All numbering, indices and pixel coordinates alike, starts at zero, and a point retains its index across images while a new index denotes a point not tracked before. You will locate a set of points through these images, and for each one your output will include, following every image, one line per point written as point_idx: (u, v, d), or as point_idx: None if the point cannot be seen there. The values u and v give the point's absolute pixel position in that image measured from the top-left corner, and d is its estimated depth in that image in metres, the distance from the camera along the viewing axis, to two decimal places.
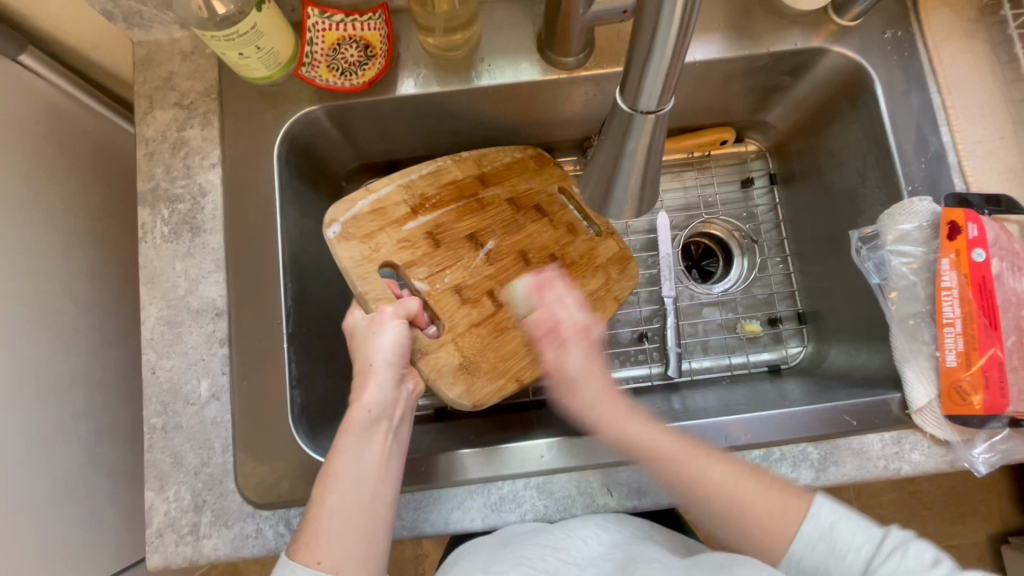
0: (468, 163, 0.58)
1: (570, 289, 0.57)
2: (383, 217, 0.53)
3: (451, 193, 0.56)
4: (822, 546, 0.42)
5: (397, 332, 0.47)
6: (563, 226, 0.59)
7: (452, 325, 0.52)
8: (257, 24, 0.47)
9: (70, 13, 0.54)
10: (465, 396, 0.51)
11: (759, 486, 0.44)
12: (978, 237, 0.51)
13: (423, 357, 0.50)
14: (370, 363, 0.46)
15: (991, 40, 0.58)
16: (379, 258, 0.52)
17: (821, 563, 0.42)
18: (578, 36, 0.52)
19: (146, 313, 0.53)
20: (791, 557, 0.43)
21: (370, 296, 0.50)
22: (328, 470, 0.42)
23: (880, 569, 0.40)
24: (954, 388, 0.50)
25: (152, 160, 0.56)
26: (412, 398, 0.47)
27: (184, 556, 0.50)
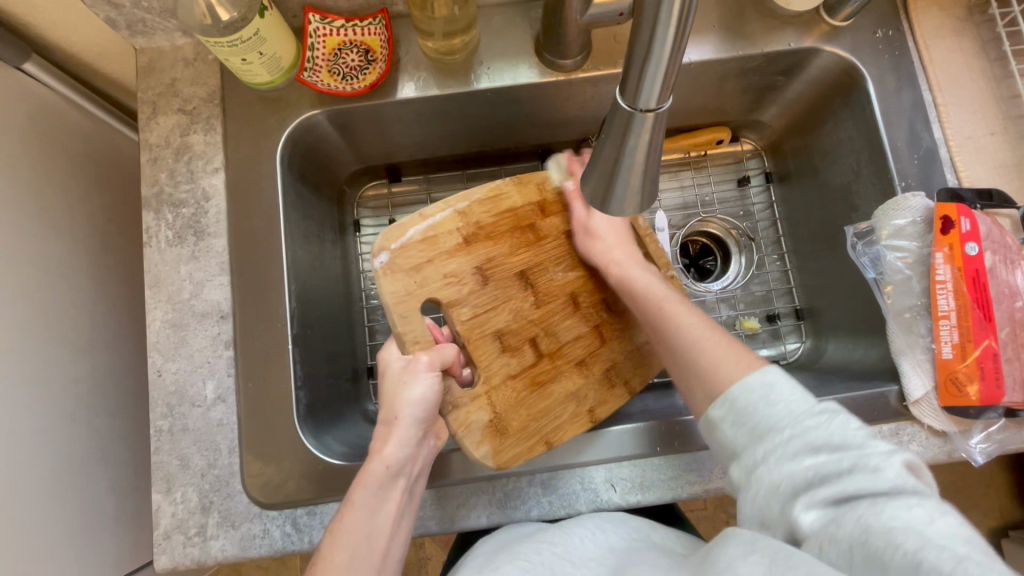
0: (529, 188, 0.56)
1: (614, 338, 0.56)
2: (434, 246, 0.51)
3: (508, 222, 0.54)
4: (757, 398, 0.40)
5: (429, 385, 0.46)
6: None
7: (489, 376, 0.51)
8: (259, 30, 0.48)
9: (73, 22, 0.55)
10: (491, 455, 0.49)
11: (727, 349, 0.45)
12: (971, 232, 0.52)
13: (455, 410, 0.49)
14: (396, 416, 0.45)
15: (980, 38, 0.59)
16: (425, 293, 0.50)
17: (751, 409, 0.40)
18: (577, 38, 0.53)
19: (152, 317, 0.54)
20: (728, 393, 0.42)
21: (409, 337, 0.49)
22: (339, 523, 0.43)
23: (800, 423, 0.38)
24: (950, 379, 0.51)
25: (156, 166, 0.56)
26: (429, 455, 0.48)
27: (191, 557, 0.50)
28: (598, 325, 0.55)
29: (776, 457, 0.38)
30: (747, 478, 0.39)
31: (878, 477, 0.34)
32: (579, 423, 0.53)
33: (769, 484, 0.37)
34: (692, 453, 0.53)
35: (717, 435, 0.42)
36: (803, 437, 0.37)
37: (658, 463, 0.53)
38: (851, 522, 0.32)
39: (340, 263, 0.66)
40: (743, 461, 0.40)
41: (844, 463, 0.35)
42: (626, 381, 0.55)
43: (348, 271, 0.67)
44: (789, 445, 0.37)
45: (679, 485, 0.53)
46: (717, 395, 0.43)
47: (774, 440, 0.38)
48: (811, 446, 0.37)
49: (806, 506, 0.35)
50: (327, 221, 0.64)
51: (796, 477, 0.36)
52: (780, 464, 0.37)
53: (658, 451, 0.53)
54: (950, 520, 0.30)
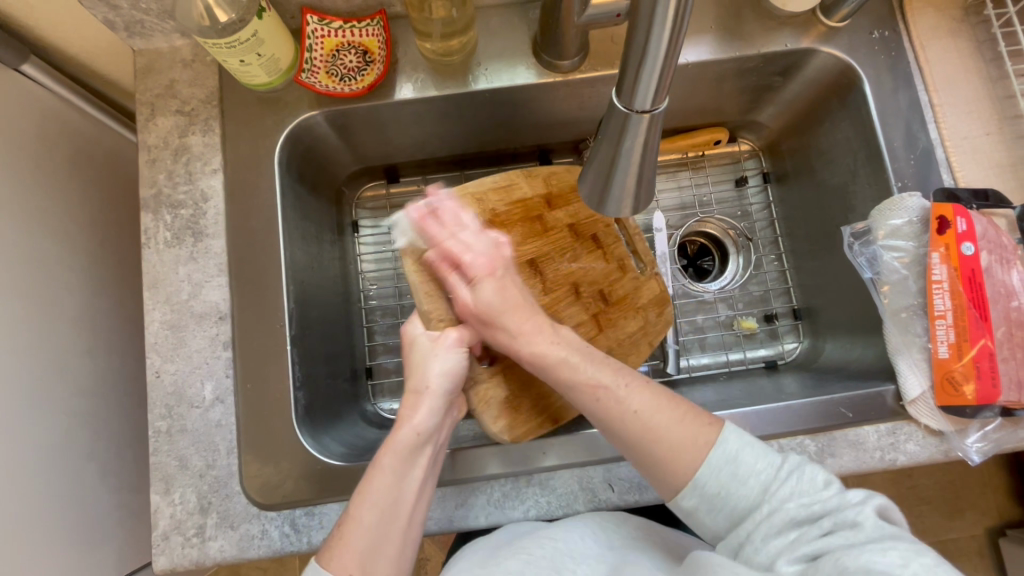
0: (538, 180, 0.57)
1: (612, 329, 0.56)
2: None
3: (518, 211, 0.56)
4: (732, 475, 0.41)
5: (455, 358, 0.48)
6: (615, 262, 0.58)
7: (504, 356, 0.54)
8: (257, 32, 0.48)
9: (71, 23, 0.55)
10: (506, 431, 0.53)
11: (678, 415, 0.43)
12: (967, 231, 0.52)
13: (475, 386, 0.53)
14: (427, 384, 0.47)
15: (976, 39, 0.59)
16: (444, 277, 0.52)
17: (725, 487, 0.41)
18: (575, 38, 0.53)
19: (150, 318, 0.54)
20: (695, 481, 0.41)
21: (434, 315, 0.51)
22: (367, 484, 0.43)
23: (776, 492, 0.39)
24: (947, 378, 0.51)
25: (154, 167, 0.56)
26: (451, 425, 0.49)
27: (190, 558, 0.50)
28: (596, 315, 0.56)
29: (760, 535, 0.39)
30: (738, 556, 0.40)
31: (857, 529, 0.35)
32: (578, 403, 0.55)
33: (757, 558, 0.38)
34: None
35: (700, 523, 0.43)
36: (780, 505, 0.39)
37: None
38: (831, 568, 0.34)
39: (339, 263, 0.66)
40: (730, 543, 0.40)
41: (823, 523, 0.37)
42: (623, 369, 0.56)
43: (346, 272, 0.67)
44: (769, 519, 0.39)
45: None
46: (682, 488, 0.42)
47: (755, 518, 0.39)
48: (793, 518, 0.38)
49: (790, 564, 0.36)
50: (325, 222, 0.65)
51: (780, 549, 0.37)
52: (764, 538, 0.38)
53: None
54: (926, 561, 0.32)
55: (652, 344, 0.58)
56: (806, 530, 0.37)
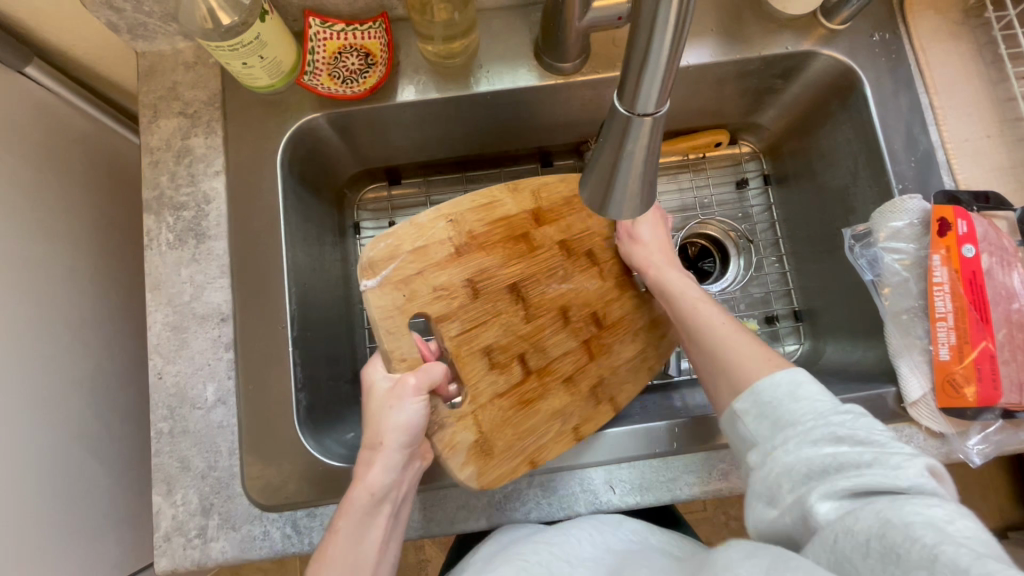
0: (523, 196, 0.55)
1: (603, 356, 0.55)
2: (425, 257, 0.50)
3: (500, 231, 0.53)
4: (784, 392, 0.41)
5: (415, 409, 0.45)
6: (611, 280, 0.57)
7: (476, 394, 0.50)
8: (260, 34, 0.49)
9: (74, 26, 0.55)
10: (475, 477, 0.49)
11: (754, 348, 0.47)
12: (968, 234, 0.52)
13: (440, 431, 0.48)
14: (381, 440, 0.45)
15: (977, 41, 0.59)
16: (412, 308, 0.49)
17: (778, 399, 0.41)
18: (576, 42, 0.53)
19: (152, 319, 0.54)
20: (755, 387, 0.43)
21: (395, 354, 0.47)
22: (323, 551, 0.43)
23: (826, 421, 0.38)
24: (948, 380, 0.51)
25: (157, 169, 0.56)
26: (415, 476, 0.48)
27: (191, 559, 0.50)
28: (587, 341, 0.55)
29: (795, 446, 0.38)
30: (763, 462, 0.40)
31: (900, 474, 0.34)
32: (564, 441, 0.52)
33: (785, 468, 0.38)
34: (691, 454, 0.53)
35: (739, 427, 0.43)
36: (824, 427, 0.38)
37: (657, 465, 0.53)
38: (866, 511, 0.33)
39: (340, 265, 0.66)
40: (761, 447, 0.40)
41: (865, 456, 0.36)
42: (613, 398, 0.55)
43: (348, 273, 0.67)
44: (809, 434, 0.38)
45: (678, 486, 0.53)
46: (742, 389, 0.44)
47: (796, 432, 0.39)
48: (834, 443, 0.37)
49: (821, 494, 0.36)
50: (326, 223, 0.65)
51: (814, 464, 0.37)
52: (796, 451, 0.38)
53: (657, 453, 0.53)
54: (968, 522, 0.30)
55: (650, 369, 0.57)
56: (846, 459, 0.36)
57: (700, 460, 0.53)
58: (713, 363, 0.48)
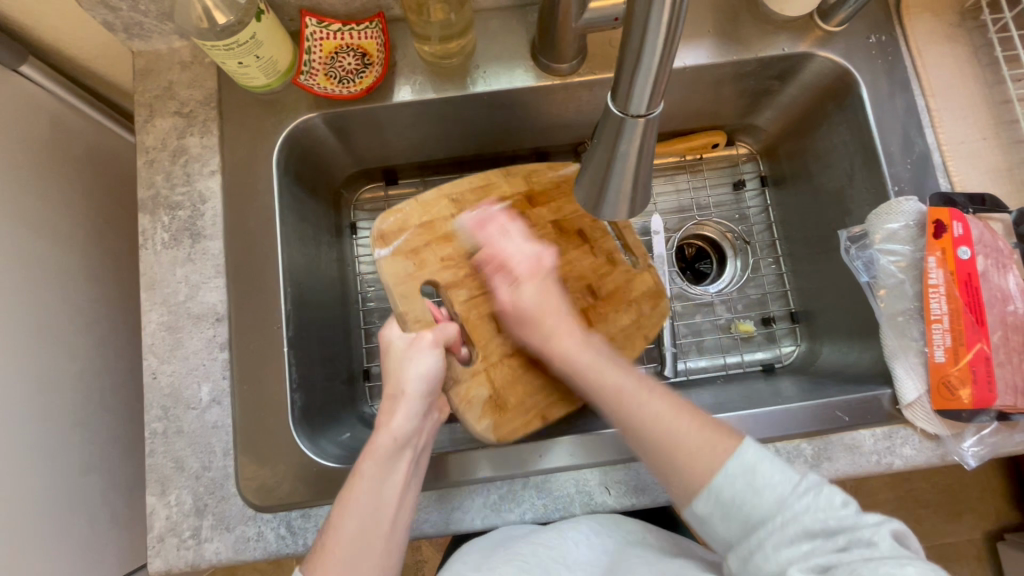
0: (517, 178, 0.58)
1: (601, 324, 0.56)
2: (432, 232, 0.55)
3: (498, 210, 0.57)
4: (743, 486, 0.41)
5: (433, 359, 0.48)
6: (603, 255, 0.58)
7: (486, 354, 0.53)
8: (256, 33, 0.49)
9: (70, 25, 0.55)
10: (491, 430, 0.52)
11: (686, 418, 0.45)
12: (964, 236, 0.52)
13: (456, 385, 0.52)
14: (401, 388, 0.47)
15: (972, 44, 0.59)
16: (422, 276, 0.53)
17: (738, 496, 0.41)
18: (572, 42, 0.53)
19: (148, 319, 0.54)
20: (711, 488, 0.42)
21: (410, 316, 0.51)
22: (348, 493, 0.43)
23: (792, 508, 0.39)
24: (943, 382, 0.51)
25: (152, 168, 0.56)
26: (432, 429, 0.49)
27: (186, 559, 0.50)
28: (584, 311, 0.56)
29: (772, 544, 0.39)
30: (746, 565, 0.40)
31: (872, 546, 0.36)
32: (571, 400, 0.55)
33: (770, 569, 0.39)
34: None
35: (709, 528, 0.43)
36: (792, 516, 0.39)
37: None
38: None
39: (337, 266, 0.66)
40: (739, 551, 0.41)
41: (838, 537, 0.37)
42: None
43: (344, 274, 0.67)
44: (782, 530, 0.39)
45: None
46: (697, 492, 0.42)
47: (767, 528, 0.39)
48: (807, 531, 0.38)
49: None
50: (323, 223, 0.65)
51: (796, 557, 0.38)
52: (774, 548, 0.39)
53: None
54: None
55: (648, 337, 0.57)
56: (821, 543, 0.37)
57: None
58: (652, 456, 0.45)
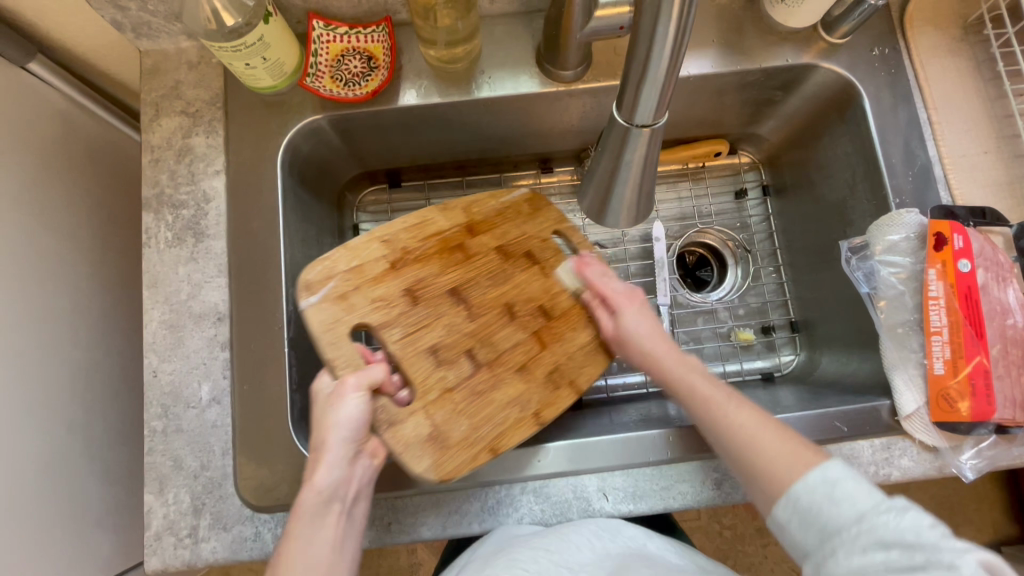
0: (455, 211, 0.55)
1: (557, 343, 0.53)
2: (361, 274, 0.51)
3: (435, 245, 0.53)
4: (822, 493, 0.38)
5: (356, 406, 0.44)
6: (555, 275, 0.55)
7: (425, 392, 0.49)
8: (264, 35, 0.49)
9: (78, 22, 0.56)
10: (433, 469, 0.47)
11: (776, 436, 0.42)
12: (964, 248, 0.52)
13: (392, 427, 0.47)
14: (323, 440, 0.44)
15: (975, 58, 0.60)
16: (353, 319, 0.49)
17: (817, 507, 0.38)
18: (576, 51, 0.54)
19: (149, 317, 0.54)
20: (789, 494, 0.39)
21: (337, 364, 0.47)
22: (280, 558, 0.41)
23: (874, 521, 0.35)
24: (942, 395, 0.51)
25: (157, 167, 0.57)
26: (367, 477, 0.46)
27: (182, 559, 0.50)
28: (539, 332, 0.53)
29: (844, 554, 0.36)
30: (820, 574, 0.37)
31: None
32: (523, 428, 0.50)
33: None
34: (686, 462, 0.53)
35: (785, 536, 0.40)
36: (871, 527, 0.35)
37: (651, 473, 0.53)
38: None
39: None
40: (814, 560, 0.38)
41: (919, 560, 0.33)
42: (572, 382, 0.52)
43: None
44: (858, 541, 0.35)
45: (671, 496, 0.53)
46: (776, 498, 0.40)
47: (842, 535, 0.36)
48: (882, 541, 0.35)
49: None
50: (325, 224, 0.65)
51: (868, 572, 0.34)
52: (849, 560, 0.35)
53: (653, 462, 0.53)
54: None
55: (612, 352, 0.54)
56: (897, 559, 0.33)
57: (694, 470, 0.53)
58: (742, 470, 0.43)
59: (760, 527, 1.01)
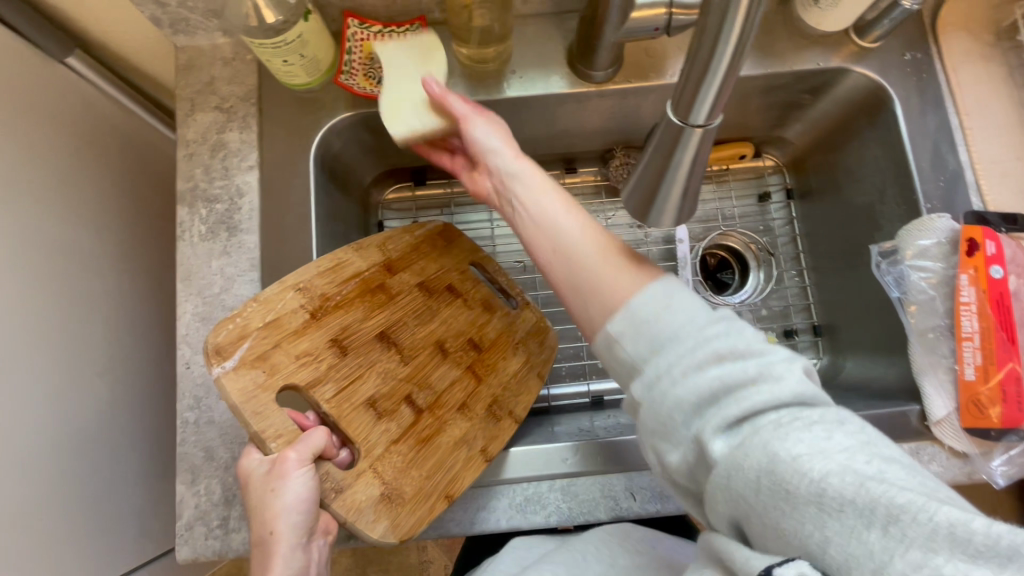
0: (370, 251, 0.54)
1: (492, 375, 0.56)
2: (279, 329, 0.48)
3: (355, 288, 0.52)
4: (658, 306, 0.35)
5: (303, 482, 0.43)
6: (477, 305, 0.58)
7: (369, 449, 0.48)
8: (303, 33, 0.50)
9: (117, 18, 0.56)
10: (390, 531, 0.47)
11: (618, 260, 0.38)
12: (997, 254, 0.52)
13: (338, 497, 0.45)
14: (271, 530, 0.42)
15: (1007, 64, 0.60)
16: (277, 382, 0.46)
17: (653, 316, 0.35)
18: (608, 51, 0.54)
19: (183, 309, 0.55)
20: (628, 306, 0.36)
21: (269, 435, 0.44)
22: None
23: (708, 333, 0.34)
24: (973, 401, 0.51)
25: (191, 161, 0.57)
26: (323, 556, 0.44)
27: (213, 549, 0.51)
28: (471, 366, 0.56)
29: (678, 370, 0.33)
30: (649, 394, 0.34)
31: (780, 385, 0.32)
32: (473, 467, 0.51)
33: (675, 402, 0.33)
34: None
35: (615, 356, 0.37)
36: (709, 343, 0.34)
37: None
38: (762, 451, 0.29)
39: None
40: (643, 377, 0.35)
41: (749, 371, 0.32)
42: (512, 411, 0.55)
43: None
44: (688, 357, 0.34)
45: None
46: (613, 310, 0.37)
47: (680, 351, 0.34)
48: (717, 355, 0.33)
49: (716, 438, 0.32)
50: (352, 221, 0.65)
51: (701, 389, 0.32)
52: (687, 380, 0.33)
53: None
54: (846, 429, 0.30)
55: (542, 375, 0.58)
56: (730, 371, 0.32)
57: None
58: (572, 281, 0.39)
59: None
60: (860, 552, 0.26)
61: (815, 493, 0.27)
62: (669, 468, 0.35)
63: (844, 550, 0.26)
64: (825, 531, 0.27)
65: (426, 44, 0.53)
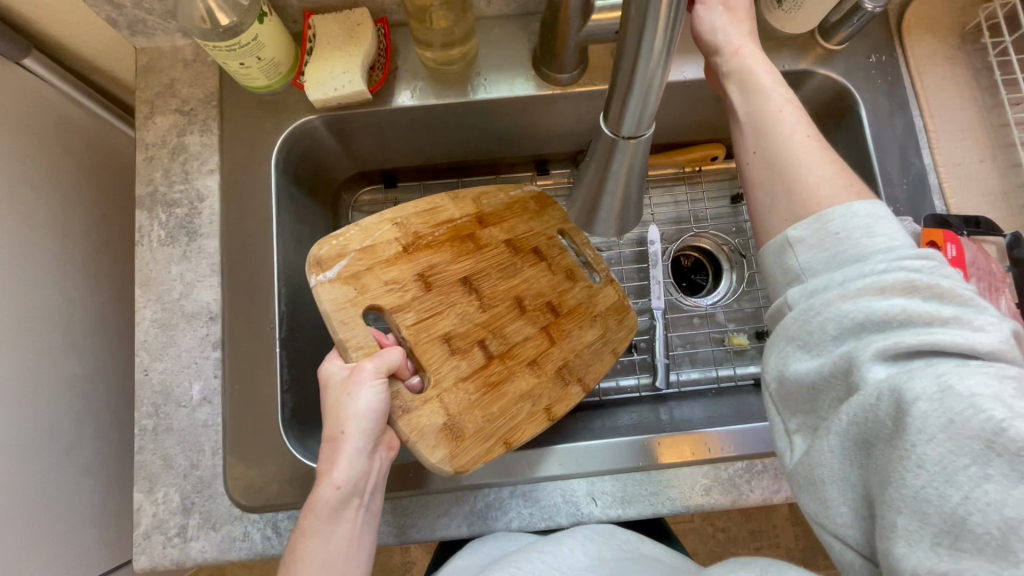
0: (465, 201, 0.56)
1: (565, 340, 0.55)
2: (374, 254, 0.50)
3: (447, 233, 0.54)
4: (858, 224, 0.32)
5: (375, 393, 0.43)
6: (561, 273, 0.57)
7: (438, 380, 0.49)
8: (258, 36, 0.49)
9: (71, 19, 0.55)
10: (447, 461, 0.46)
11: (823, 164, 0.35)
12: (958, 258, 0.51)
13: (406, 416, 0.46)
14: (342, 429, 0.42)
15: (972, 66, 0.60)
16: (365, 300, 0.48)
17: (845, 232, 0.32)
18: (571, 53, 0.53)
19: (141, 315, 0.54)
20: (824, 212, 0.33)
21: (350, 344, 0.46)
22: (294, 556, 0.41)
23: (901, 265, 0.30)
24: None
25: (151, 165, 0.57)
26: (381, 469, 0.45)
27: (171, 558, 0.50)
28: (547, 327, 0.55)
29: (855, 290, 0.30)
30: (808, 303, 0.32)
31: (979, 336, 0.28)
32: (535, 422, 0.51)
33: (838, 317, 0.31)
34: (673, 470, 0.53)
35: (783, 263, 0.34)
36: (899, 265, 0.30)
37: (640, 478, 0.53)
38: (932, 382, 0.26)
39: None
40: (808, 286, 0.33)
41: (942, 310, 0.29)
42: (581, 378, 0.54)
43: None
44: (881, 282, 0.30)
45: (658, 501, 0.53)
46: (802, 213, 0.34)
47: (860, 267, 0.31)
48: (905, 284, 0.30)
49: (875, 360, 0.29)
50: (320, 224, 0.65)
51: (877, 313, 0.29)
52: (858, 297, 0.30)
53: (640, 466, 0.52)
54: None
55: (616, 352, 0.57)
56: (916, 302, 0.29)
57: (684, 476, 0.53)
58: (763, 164, 0.38)
59: (752, 530, 1.02)
60: (993, 502, 0.24)
61: (989, 432, 0.24)
62: (785, 383, 0.33)
63: (977, 500, 0.24)
64: (968, 476, 0.25)
65: (356, 20, 0.55)
